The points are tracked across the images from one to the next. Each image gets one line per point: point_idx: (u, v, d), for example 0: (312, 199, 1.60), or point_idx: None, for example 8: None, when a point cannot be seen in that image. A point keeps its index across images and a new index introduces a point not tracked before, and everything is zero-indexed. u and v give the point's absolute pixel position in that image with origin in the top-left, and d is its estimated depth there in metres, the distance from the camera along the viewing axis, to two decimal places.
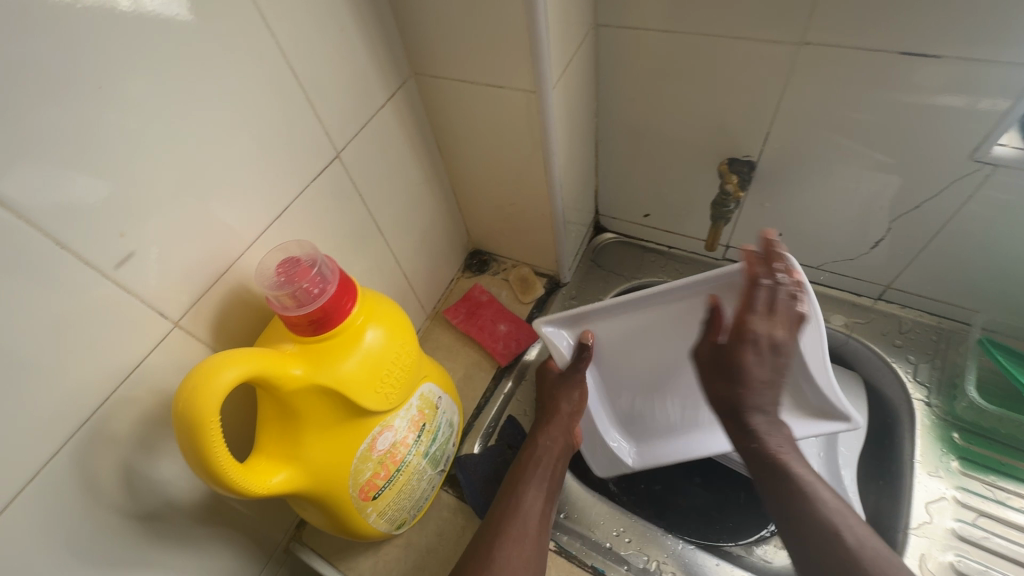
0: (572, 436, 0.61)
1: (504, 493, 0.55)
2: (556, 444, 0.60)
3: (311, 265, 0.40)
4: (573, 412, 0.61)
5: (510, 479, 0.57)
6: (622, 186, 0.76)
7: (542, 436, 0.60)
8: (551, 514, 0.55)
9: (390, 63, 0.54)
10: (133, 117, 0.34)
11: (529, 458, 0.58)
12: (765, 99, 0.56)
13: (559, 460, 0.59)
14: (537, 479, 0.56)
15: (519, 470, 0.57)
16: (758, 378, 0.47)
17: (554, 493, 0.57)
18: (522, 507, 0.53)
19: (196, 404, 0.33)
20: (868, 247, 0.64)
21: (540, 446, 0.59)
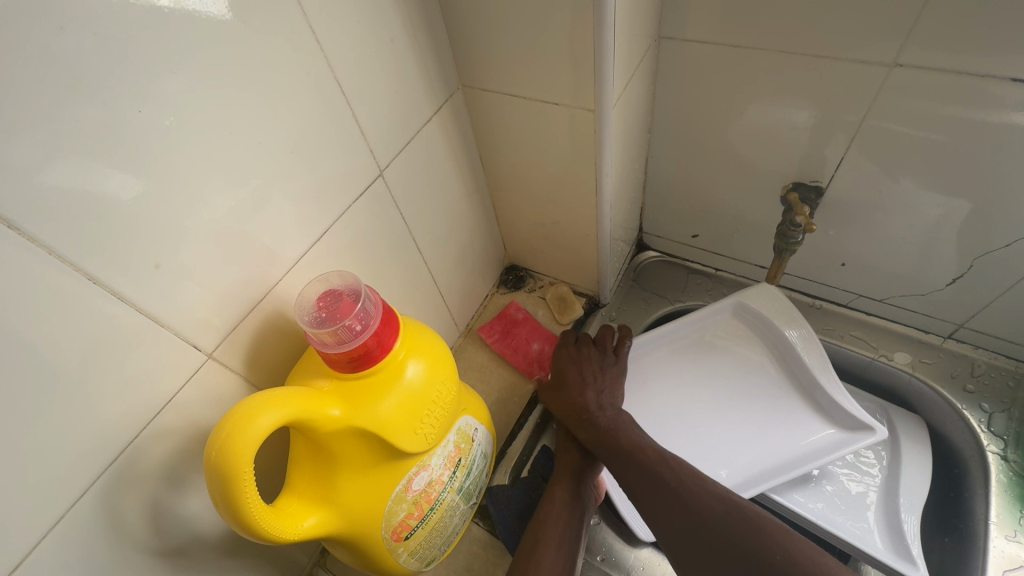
0: (590, 490, 0.57)
1: (521, 555, 0.51)
2: (571, 498, 0.55)
3: (354, 298, 0.38)
4: (588, 463, 0.58)
5: (527, 537, 0.52)
6: (670, 205, 0.72)
7: (557, 489, 0.56)
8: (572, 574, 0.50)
9: (437, 74, 0.51)
10: (171, 138, 0.32)
11: (542, 514, 0.54)
12: (842, 122, 0.51)
13: (578, 514, 0.54)
14: (556, 539, 0.51)
15: (536, 529, 0.52)
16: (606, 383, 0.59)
17: (576, 551, 0.52)
18: (540, 570, 0.49)
19: (228, 452, 0.31)
20: (944, 283, 0.58)
21: (556, 501, 0.54)
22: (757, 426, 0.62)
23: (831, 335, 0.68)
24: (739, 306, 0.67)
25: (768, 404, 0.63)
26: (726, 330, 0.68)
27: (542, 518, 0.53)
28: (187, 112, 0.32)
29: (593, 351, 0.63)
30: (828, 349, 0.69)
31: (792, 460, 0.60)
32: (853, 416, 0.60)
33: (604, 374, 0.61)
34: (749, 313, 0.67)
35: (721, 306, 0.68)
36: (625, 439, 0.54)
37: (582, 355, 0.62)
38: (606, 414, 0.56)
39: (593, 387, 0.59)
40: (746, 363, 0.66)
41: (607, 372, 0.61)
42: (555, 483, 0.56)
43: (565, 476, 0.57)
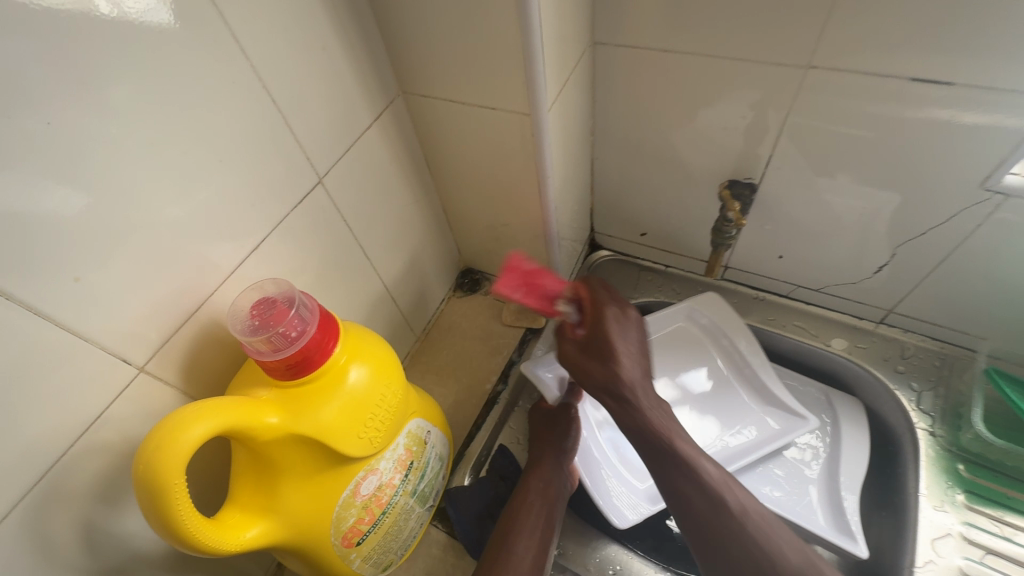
0: (566, 478, 0.58)
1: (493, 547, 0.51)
2: (550, 486, 0.56)
3: (288, 305, 0.38)
4: (570, 450, 0.59)
5: (499, 529, 0.53)
6: (618, 205, 0.74)
7: (534, 478, 0.57)
8: (545, 562, 0.51)
9: (377, 81, 0.51)
10: (84, 149, 0.31)
11: (520, 501, 0.55)
12: (768, 122, 0.54)
13: (553, 503, 0.56)
14: (529, 528, 0.53)
15: (509, 518, 0.53)
16: (631, 378, 0.46)
17: (548, 541, 0.53)
18: (512, 561, 0.49)
19: (156, 465, 0.30)
20: (872, 271, 0.62)
21: (534, 489, 0.56)
22: (710, 418, 0.66)
23: (774, 324, 0.71)
24: (690, 310, 0.71)
25: (716, 397, 0.67)
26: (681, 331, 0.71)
27: (519, 506, 0.54)
28: (116, 123, 0.32)
29: (627, 313, 0.50)
30: (772, 338, 0.72)
31: (744, 447, 0.63)
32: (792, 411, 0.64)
33: (644, 350, 0.49)
34: (702, 317, 0.70)
35: (678, 308, 0.71)
36: (676, 445, 0.46)
37: (627, 324, 0.49)
38: (655, 407, 0.47)
39: (638, 375, 0.47)
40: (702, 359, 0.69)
41: (646, 341, 0.50)
42: (533, 470, 0.57)
43: (544, 465, 0.58)
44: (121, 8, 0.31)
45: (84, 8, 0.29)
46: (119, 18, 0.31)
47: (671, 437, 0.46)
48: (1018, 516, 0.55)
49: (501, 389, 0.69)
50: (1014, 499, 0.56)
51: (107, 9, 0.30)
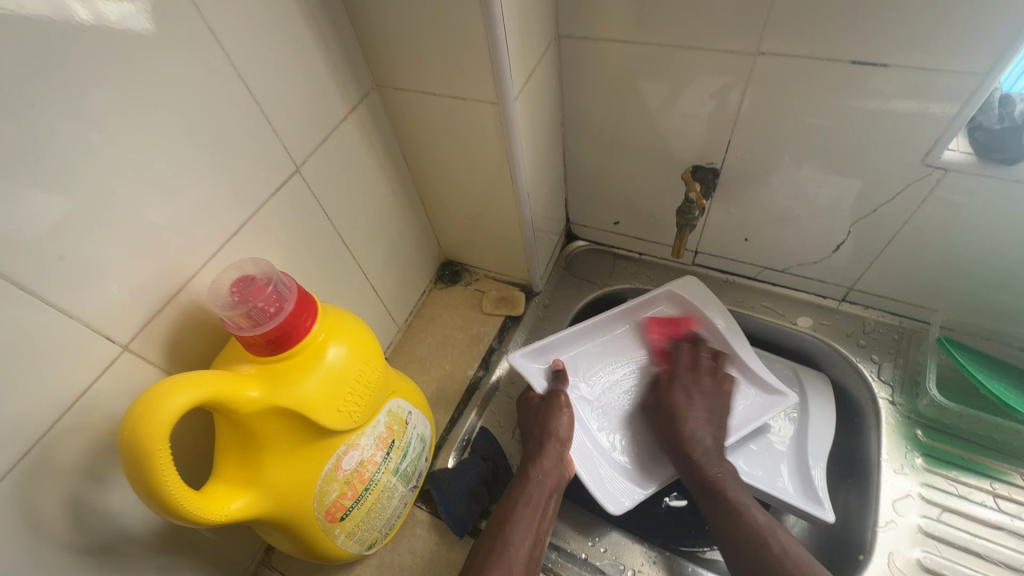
0: (565, 467, 0.57)
1: (488, 536, 0.50)
2: (549, 478, 0.55)
3: (266, 282, 0.40)
4: (566, 439, 0.58)
5: (495, 518, 0.52)
6: (591, 195, 0.76)
7: (533, 469, 0.55)
8: (540, 552, 0.50)
9: (351, 76, 0.54)
10: (64, 134, 0.32)
11: (518, 491, 0.53)
12: (726, 108, 0.57)
13: (552, 494, 0.54)
14: (527, 518, 0.51)
15: (506, 508, 0.52)
16: (692, 418, 0.60)
17: (544, 531, 0.52)
18: (509, 553, 0.48)
19: (141, 432, 0.32)
20: (832, 249, 0.65)
21: (532, 480, 0.54)
22: None
23: (743, 306, 0.74)
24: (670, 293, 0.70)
25: None
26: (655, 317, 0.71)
27: (518, 497, 0.53)
28: (96, 108, 0.34)
29: (700, 382, 0.63)
30: (742, 319, 0.75)
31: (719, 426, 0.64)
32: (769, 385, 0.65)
33: (713, 407, 0.61)
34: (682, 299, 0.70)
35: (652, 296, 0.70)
36: (731, 490, 0.53)
37: (693, 392, 0.62)
38: (714, 460, 0.56)
39: (701, 421, 0.59)
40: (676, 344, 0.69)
41: (716, 402, 0.62)
42: (531, 461, 0.56)
43: (544, 455, 0.56)
44: (97, 11, 0.32)
45: (62, 12, 0.31)
46: (95, 22, 0.32)
47: (702, 460, 0.57)
48: (973, 476, 0.58)
49: (482, 375, 0.71)
50: (969, 460, 0.59)
51: (85, 14, 0.32)
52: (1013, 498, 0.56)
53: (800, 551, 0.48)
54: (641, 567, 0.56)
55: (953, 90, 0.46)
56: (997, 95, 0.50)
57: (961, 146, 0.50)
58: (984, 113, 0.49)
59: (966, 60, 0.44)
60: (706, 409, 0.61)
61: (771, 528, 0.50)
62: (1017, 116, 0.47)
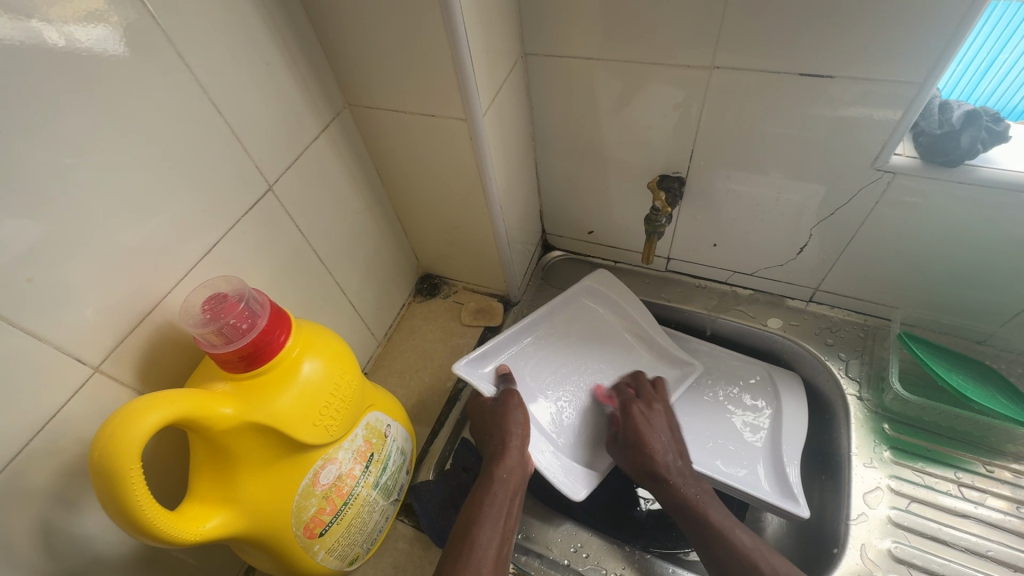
0: (528, 462, 0.57)
1: (456, 541, 0.50)
2: (513, 476, 0.55)
3: (239, 299, 0.41)
4: (526, 434, 0.58)
5: (461, 522, 0.51)
6: (565, 205, 0.78)
7: (498, 469, 0.55)
8: (507, 552, 0.51)
9: (322, 95, 0.55)
10: (35, 158, 0.33)
11: (482, 493, 0.53)
12: (688, 121, 0.59)
13: (516, 491, 0.55)
14: (493, 519, 0.51)
15: (471, 512, 0.52)
16: (659, 444, 0.59)
17: (510, 531, 0.52)
18: (476, 553, 0.48)
19: (112, 452, 0.32)
20: (796, 252, 0.67)
21: (497, 481, 0.54)
22: None
23: (715, 309, 0.76)
24: (591, 287, 0.76)
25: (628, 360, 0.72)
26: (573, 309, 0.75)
27: (481, 499, 0.53)
28: (68, 133, 0.34)
29: (654, 408, 0.63)
30: (715, 322, 0.77)
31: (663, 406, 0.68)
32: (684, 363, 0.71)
33: (670, 429, 0.61)
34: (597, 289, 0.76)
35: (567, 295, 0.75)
36: (714, 515, 0.53)
37: (651, 416, 0.62)
38: (687, 479, 0.56)
39: (665, 441, 0.59)
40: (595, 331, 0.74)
41: (671, 423, 0.62)
42: (495, 460, 0.56)
43: (507, 453, 0.56)
44: (69, 35, 0.33)
45: (35, 37, 0.31)
46: (68, 46, 0.33)
47: (677, 480, 0.56)
48: (939, 466, 0.60)
49: (461, 387, 0.72)
50: (935, 451, 0.61)
51: (57, 37, 0.32)
52: (977, 486, 0.58)
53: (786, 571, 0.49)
54: (623, 570, 0.57)
55: (897, 98, 0.48)
56: (937, 102, 0.52)
57: (907, 150, 0.53)
58: (925, 119, 0.52)
59: (904, 70, 0.46)
60: (672, 435, 0.60)
61: (756, 549, 0.51)
62: (956, 121, 0.50)
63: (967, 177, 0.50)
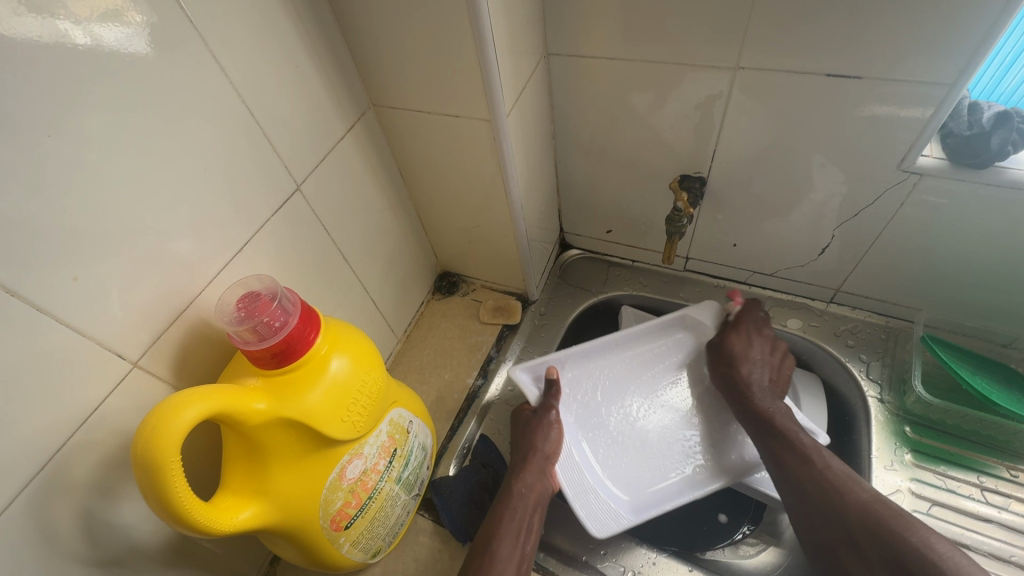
0: (549, 481, 0.58)
1: (477, 550, 0.51)
2: (532, 492, 0.56)
3: (271, 298, 0.42)
4: (550, 454, 0.60)
5: (481, 533, 0.53)
6: (584, 204, 0.78)
7: (517, 483, 0.57)
8: (526, 568, 0.51)
9: (348, 96, 0.55)
10: (78, 160, 0.34)
11: (504, 505, 0.55)
12: (710, 120, 0.59)
13: (536, 507, 0.56)
14: (512, 534, 0.52)
15: (491, 524, 0.53)
16: (754, 366, 0.63)
17: (530, 547, 0.53)
18: (497, 565, 0.49)
19: (153, 446, 0.33)
20: (818, 252, 0.67)
21: (516, 495, 0.56)
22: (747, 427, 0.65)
23: None
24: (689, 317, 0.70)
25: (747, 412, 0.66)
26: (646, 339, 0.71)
27: (503, 512, 0.54)
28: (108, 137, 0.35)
29: (760, 330, 0.65)
30: None
31: None
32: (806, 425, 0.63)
33: (769, 352, 0.65)
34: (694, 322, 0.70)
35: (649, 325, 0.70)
36: (779, 419, 0.58)
37: (754, 339, 0.65)
38: (761, 396, 0.61)
39: (754, 364, 0.63)
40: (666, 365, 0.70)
41: (771, 344, 0.65)
42: (515, 475, 0.58)
43: (527, 469, 0.58)
44: (94, 36, 0.33)
45: (62, 39, 0.32)
46: (95, 47, 0.34)
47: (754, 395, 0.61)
48: (961, 470, 0.59)
49: (480, 384, 0.72)
50: (958, 455, 0.60)
51: (81, 39, 0.33)
52: (1001, 490, 0.58)
53: (841, 468, 0.52)
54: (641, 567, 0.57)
55: (924, 99, 0.48)
56: (967, 102, 0.52)
57: (934, 152, 0.53)
58: (954, 120, 0.51)
59: (932, 70, 0.46)
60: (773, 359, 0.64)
61: (815, 446, 0.54)
62: (986, 122, 0.49)
63: (995, 179, 0.50)
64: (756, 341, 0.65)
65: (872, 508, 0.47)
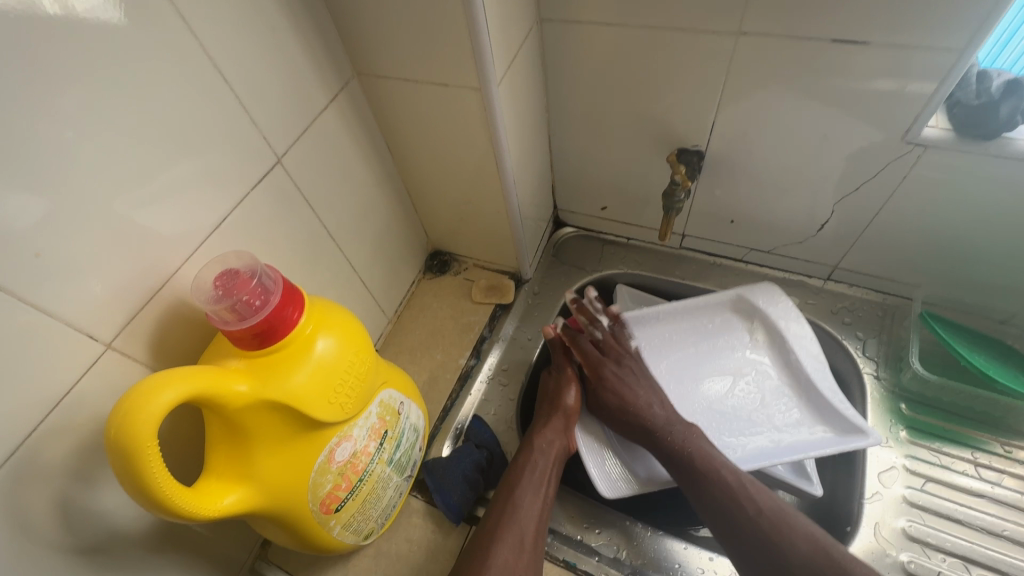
0: (568, 438, 0.60)
1: (499, 501, 0.53)
2: (552, 448, 0.57)
3: (251, 276, 0.40)
4: (571, 410, 0.61)
5: (501, 487, 0.55)
6: (578, 180, 0.76)
7: (537, 438, 0.58)
8: (548, 518, 0.53)
9: (331, 63, 0.53)
10: (35, 127, 0.32)
11: (524, 460, 0.56)
12: (710, 90, 0.57)
13: (555, 462, 0.57)
14: (532, 486, 0.54)
15: (512, 476, 0.55)
16: (640, 399, 0.59)
17: (551, 497, 0.55)
18: (519, 513, 0.52)
19: (128, 430, 0.31)
20: (815, 229, 0.65)
21: (537, 449, 0.57)
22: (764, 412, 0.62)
23: (730, 288, 0.75)
24: (738, 299, 0.67)
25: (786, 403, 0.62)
26: (689, 315, 0.68)
27: (522, 467, 0.56)
28: (69, 105, 0.33)
29: (624, 359, 0.63)
30: None
31: (791, 449, 0.58)
32: (847, 425, 0.58)
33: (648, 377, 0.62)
34: (747, 305, 0.66)
35: (694, 299, 0.67)
36: (700, 456, 0.53)
37: (624, 371, 0.62)
38: (676, 428, 0.56)
39: (648, 395, 0.59)
40: (706, 344, 0.66)
41: (635, 366, 0.62)
42: (534, 431, 0.59)
43: (545, 428, 0.59)
44: (65, 3, 0.31)
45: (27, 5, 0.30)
46: (64, 14, 0.31)
47: (666, 432, 0.56)
48: (956, 447, 0.59)
49: (473, 364, 0.71)
50: (953, 432, 0.60)
51: (49, 4, 0.31)
52: (995, 466, 0.58)
53: (771, 505, 0.49)
54: (635, 546, 0.57)
55: (933, 67, 0.46)
56: (976, 70, 0.50)
57: (940, 123, 0.51)
58: (962, 89, 0.49)
59: (942, 35, 0.44)
60: (650, 388, 0.60)
61: (741, 484, 0.51)
62: (995, 90, 0.48)
63: (1001, 151, 0.48)
64: (628, 376, 0.61)
65: (817, 568, 0.45)
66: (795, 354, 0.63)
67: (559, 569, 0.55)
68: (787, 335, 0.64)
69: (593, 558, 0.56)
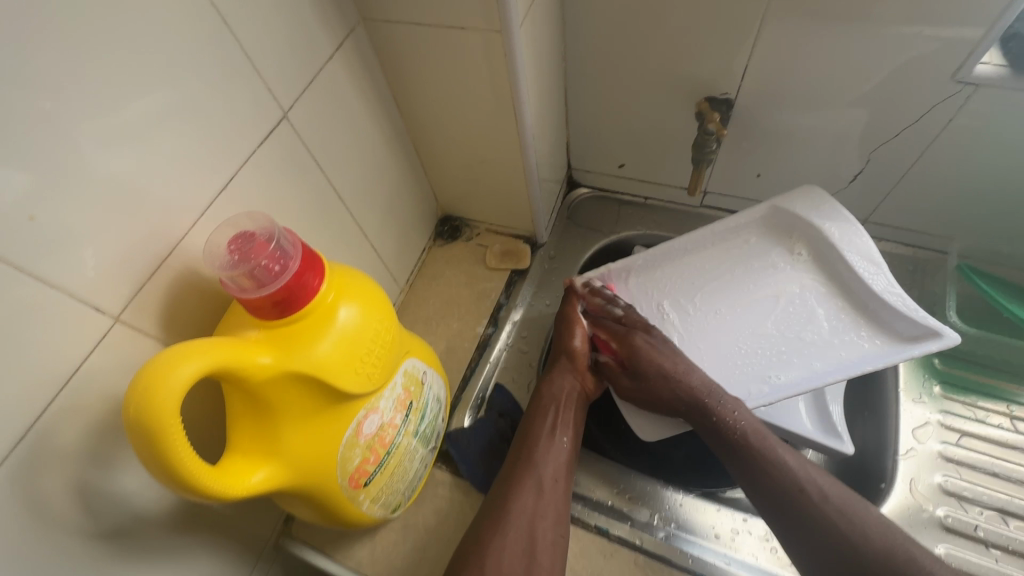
0: (580, 381, 0.58)
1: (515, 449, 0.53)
2: (563, 392, 0.56)
3: (268, 240, 0.37)
4: (579, 352, 0.59)
5: (518, 437, 0.54)
6: (595, 136, 0.72)
7: (546, 386, 0.57)
8: (569, 460, 0.53)
9: (334, 7, 0.48)
10: (14, 74, 0.28)
11: (536, 407, 0.56)
12: (744, 31, 0.52)
13: (568, 405, 0.56)
14: (546, 433, 0.53)
15: (525, 425, 0.55)
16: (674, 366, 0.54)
17: (569, 440, 0.54)
18: (535, 458, 0.51)
19: (148, 406, 0.29)
20: (846, 181, 0.62)
21: (546, 396, 0.56)
22: (801, 331, 0.57)
23: None
24: (772, 211, 0.62)
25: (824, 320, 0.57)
26: (721, 239, 0.64)
27: (535, 414, 0.55)
28: (51, 48, 0.29)
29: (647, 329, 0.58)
30: None
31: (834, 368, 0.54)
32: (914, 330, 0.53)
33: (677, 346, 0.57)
34: (783, 219, 0.62)
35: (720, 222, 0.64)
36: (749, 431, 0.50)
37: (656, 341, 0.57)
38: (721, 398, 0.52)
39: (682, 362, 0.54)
40: (745, 268, 0.62)
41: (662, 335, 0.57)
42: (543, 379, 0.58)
43: (555, 375, 0.58)
44: None
45: None
46: None
47: (713, 405, 0.52)
48: (991, 400, 0.58)
49: (491, 333, 0.69)
50: (988, 385, 0.59)
51: None
52: None
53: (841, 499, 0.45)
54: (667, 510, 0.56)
55: None
56: None
57: (993, 58, 0.48)
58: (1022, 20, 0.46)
59: None
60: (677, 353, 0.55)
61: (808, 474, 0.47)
62: None
63: None
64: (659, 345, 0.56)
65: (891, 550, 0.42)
66: (846, 261, 0.58)
67: (594, 537, 0.53)
68: (837, 241, 0.58)
69: (626, 524, 0.55)
